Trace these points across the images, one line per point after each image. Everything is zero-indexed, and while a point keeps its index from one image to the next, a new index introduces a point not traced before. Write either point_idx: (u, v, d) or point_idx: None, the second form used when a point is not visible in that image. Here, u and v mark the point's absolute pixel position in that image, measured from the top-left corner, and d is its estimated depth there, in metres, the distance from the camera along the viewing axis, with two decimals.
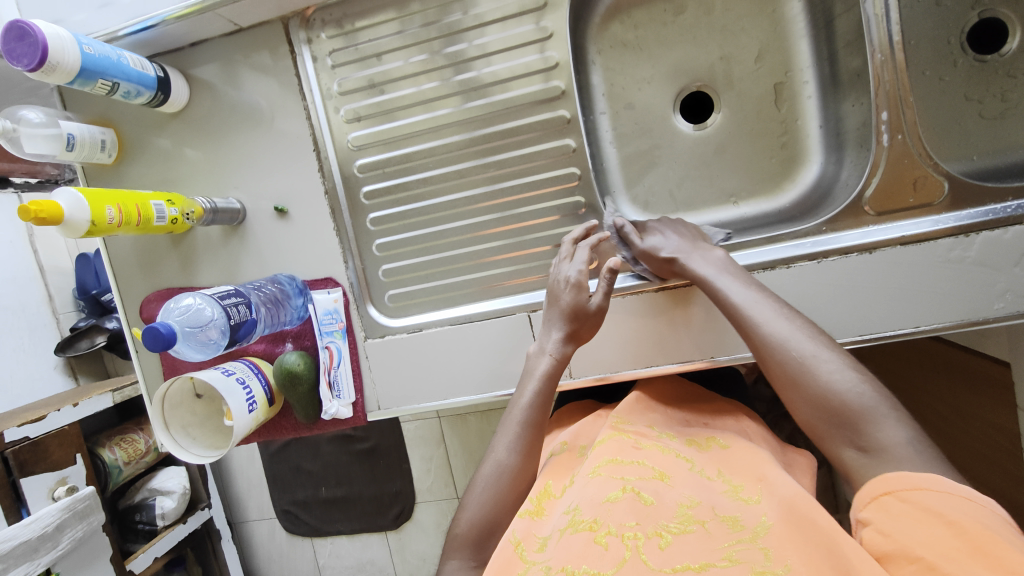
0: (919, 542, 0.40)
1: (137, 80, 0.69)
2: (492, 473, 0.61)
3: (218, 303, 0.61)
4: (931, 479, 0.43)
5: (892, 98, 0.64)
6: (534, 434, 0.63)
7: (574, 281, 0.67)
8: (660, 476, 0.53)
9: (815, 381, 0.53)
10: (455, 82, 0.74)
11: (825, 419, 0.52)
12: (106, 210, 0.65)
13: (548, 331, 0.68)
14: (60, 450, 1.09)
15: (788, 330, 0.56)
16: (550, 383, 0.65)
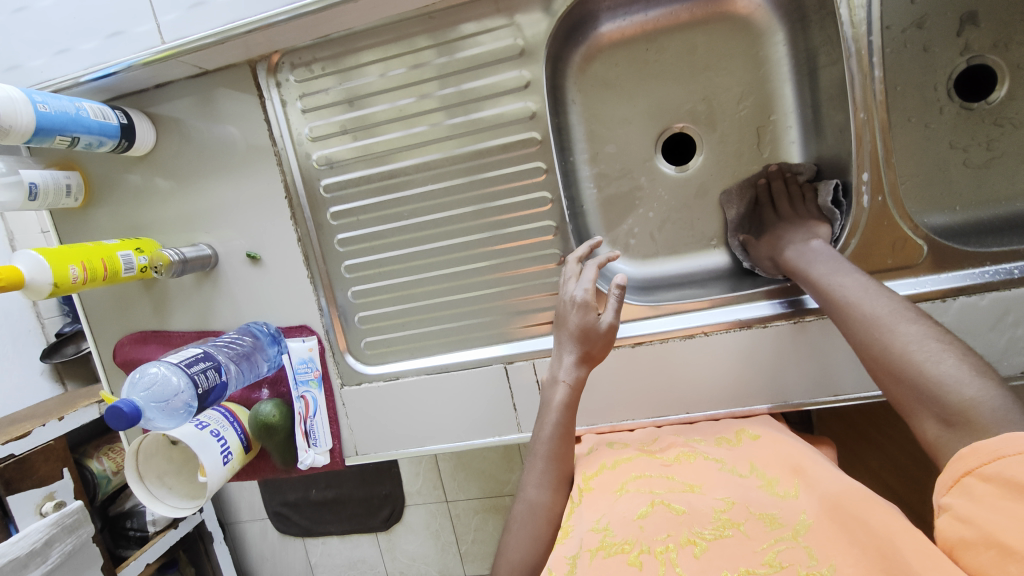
0: (1006, 524, 0.37)
1: (98, 131, 0.66)
2: (525, 512, 0.63)
3: (186, 371, 0.60)
4: (1010, 444, 0.39)
5: (874, 159, 0.63)
6: (560, 466, 0.64)
7: (582, 301, 0.65)
8: (690, 488, 0.58)
9: (906, 354, 0.49)
10: (430, 130, 0.72)
11: (911, 390, 0.48)
12: (70, 270, 0.64)
13: (562, 357, 0.65)
14: (47, 465, 1.01)
15: (880, 305, 0.53)
16: (567, 413, 0.63)
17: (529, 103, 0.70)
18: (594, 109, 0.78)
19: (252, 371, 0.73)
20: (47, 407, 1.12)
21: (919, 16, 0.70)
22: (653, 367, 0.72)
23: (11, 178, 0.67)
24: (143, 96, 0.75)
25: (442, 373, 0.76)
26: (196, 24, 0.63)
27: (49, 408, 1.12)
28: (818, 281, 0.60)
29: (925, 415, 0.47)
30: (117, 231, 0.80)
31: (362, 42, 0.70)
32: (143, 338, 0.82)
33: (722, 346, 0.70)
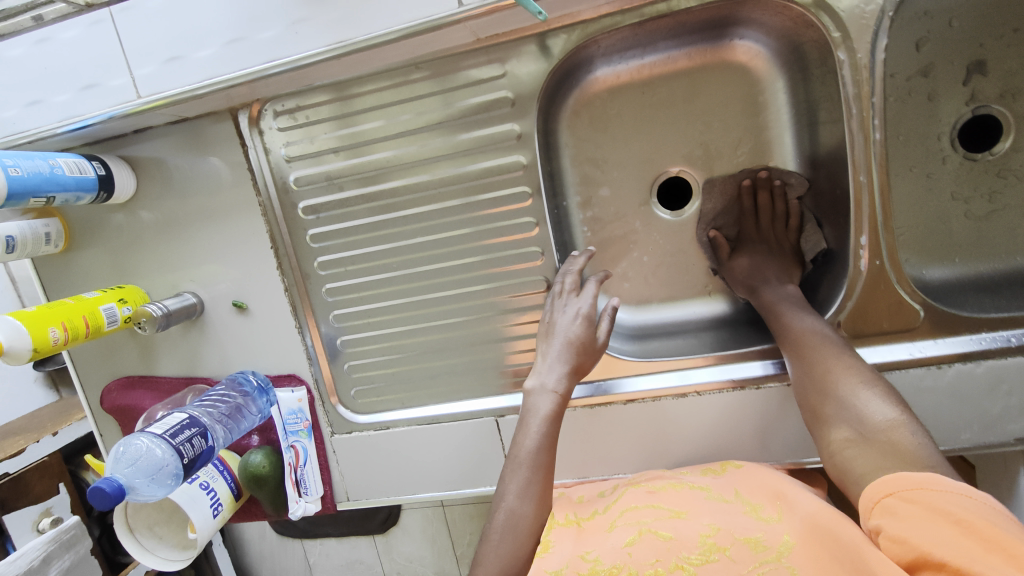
0: (930, 535, 0.39)
1: (75, 187, 0.64)
2: (506, 522, 0.59)
3: (172, 442, 0.59)
4: (932, 478, 0.43)
5: (874, 223, 0.61)
6: (545, 476, 0.61)
7: (581, 314, 0.67)
8: (676, 513, 0.57)
9: (842, 379, 0.55)
10: (419, 181, 0.70)
11: (837, 407, 0.54)
12: (49, 333, 0.63)
13: (549, 365, 0.65)
14: (42, 482, 1.02)
15: (819, 332, 0.60)
16: (553, 423, 0.62)
17: (521, 155, 0.68)
18: (589, 153, 0.76)
19: (241, 426, 0.72)
20: (42, 417, 1.13)
21: (925, 64, 0.67)
22: (644, 424, 0.71)
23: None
24: (123, 141, 0.72)
25: (432, 425, 0.76)
26: (172, 79, 0.60)
27: (43, 419, 1.13)
28: (776, 310, 0.65)
29: (844, 427, 0.53)
30: (102, 275, 0.78)
31: (345, 92, 0.67)
32: (130, 383, 0.80)
33: (713, 405, 0.69)
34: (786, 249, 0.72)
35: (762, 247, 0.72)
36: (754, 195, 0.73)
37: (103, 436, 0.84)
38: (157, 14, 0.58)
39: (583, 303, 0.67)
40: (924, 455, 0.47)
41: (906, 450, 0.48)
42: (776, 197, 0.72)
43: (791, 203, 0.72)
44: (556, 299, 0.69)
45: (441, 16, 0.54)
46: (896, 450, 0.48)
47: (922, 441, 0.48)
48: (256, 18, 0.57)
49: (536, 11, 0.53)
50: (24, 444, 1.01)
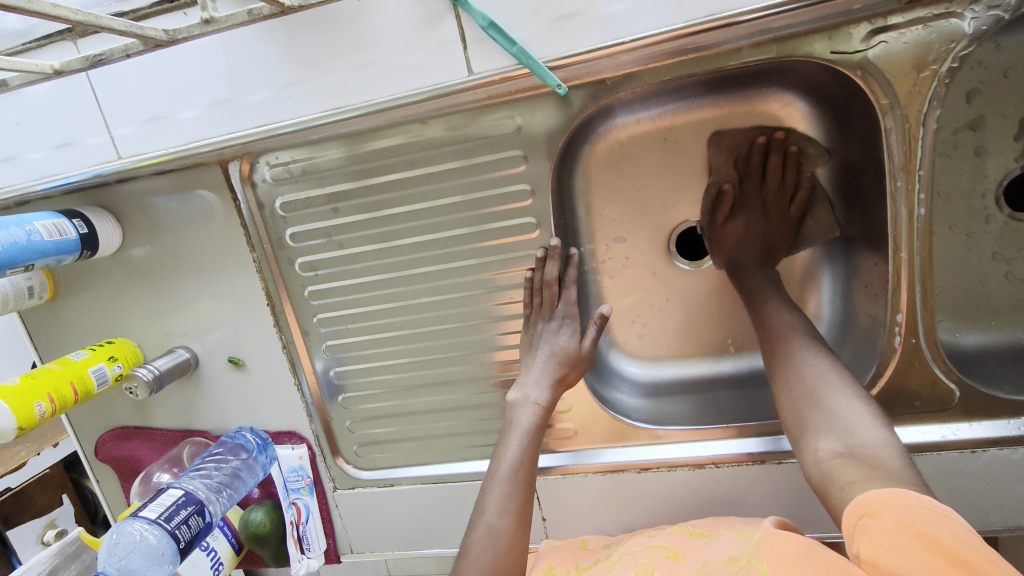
0: (913, 565, 0.37)
1: (55, 251, 0.59)
2: (486, 540, 0.53)
3: (167, 526, 0.57)
4: (900, 494, 0.41)
5: (913, 303, 0.58)
6: (526, 490, 0.56)
7: (566, 323, 0.64)
8: (673, 554, 0.59)
9: (832, 391, 0.51)
10: (423, 242, 0.65)
11: (825, 418, 0.50)
12: (35, 407, 0.59)
13: (533, 376, 0.61)
14: (44, 495, 1.01)
15: (808, 340, 0.56)
16: (537, 437, 0.59)
17: (532, 218, 0.63)
18: (606, 202, 0.70)
19: (242, 490, 0.69)
20: None
21: (974, 117, 0.61)
22: (658, 491, 0.69)
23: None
24: (105, 189, 0.67)
25: (439, 484, 0.74)
26: (154, 141, 0.55)
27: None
28: (760, 294, 0.62)
29: (830, 440, 0.48)
30: (89, 327, 0.74)
31: (342, 147, 0.62)
32: (125, 434, 0.77)
33: (731, 475, 0.66)
34: (782, 223, 0.67)
35: (759, 214, 0.67)
36: (765, 155, 0.65)
37: (99, 483, 0.82)
38: (138, 71, 0.54)
39: (568, 309, 0.64)
40: (902, 476, 0.44)
41: (896, 473, 0.44)
42: (787, 163, 0.65)
43: (800, 173, 0.66)
44: (541, 310, 0.64)
45: (451, 84, 0.49)
46: (886, 472, 0.44)
47: (909, 465, 0.45)
48: (246, 80, 0.52)
49: (554, 84, 0.50)
50: (26, 457, 0.98)
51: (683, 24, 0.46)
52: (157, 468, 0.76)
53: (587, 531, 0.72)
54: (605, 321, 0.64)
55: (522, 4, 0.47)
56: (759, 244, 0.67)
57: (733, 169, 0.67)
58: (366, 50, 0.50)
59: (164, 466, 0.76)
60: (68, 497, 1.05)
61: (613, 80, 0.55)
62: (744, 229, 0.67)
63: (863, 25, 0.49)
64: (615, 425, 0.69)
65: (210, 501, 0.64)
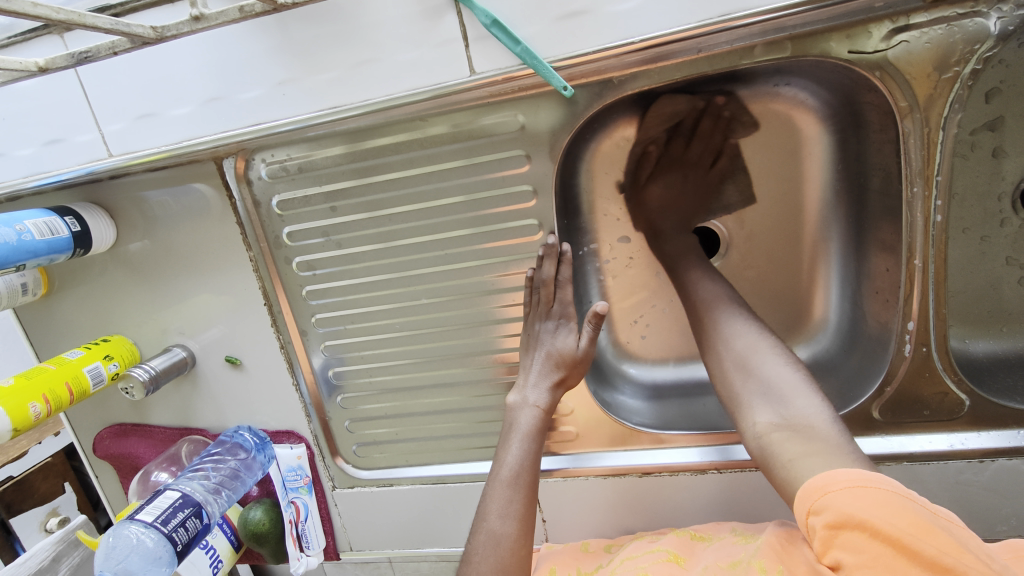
0: (865, 563, 0.37)
1: (47, 250, 0.58)
2: (488, 545, 0.52)
3: (163, 529, 0.56)
4: (832, 479, 0.41)
5: (924, 310, 0.56)
6: (528, 492, 0.55)
7: (561, 323, 0.61)
8: (674, 559, 0.58)
9: (763, 359, 0.50)
10: (423, 242, 0.64)
11: (760, 390, 0.49)
12: (30, 408, 0.59)
13: (533, 379, 0.60)
14: (47, 482, 1.00)
15: (738, 315, 0.54)
16: (538, 441, 0.57)
17: (534, 220, 0.61)
18: (610, 202, 0.68)
19: (242, 489, 0.69)
20: None
21: (993, 117, 0.59)
22: (659, 496, 0.68)
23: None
24: (97, 185, 0.66)
25: (438, 484, 0.73)
26: (145, 139, 0.53)
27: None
28: (683, 265, 0.60)
29: (766, 414, 0.48)
30: (84, 324, 0.73)
31: (343, 144, 0.60)
32: (122, 432, 0.77)
33: (734, 479, 0.66)
34: (700, 187, 0.66)
35: (680, 177, 0.64)
36: (698, 119, 0.62)
37: (99, 479, 0.81)
38: (127, 68, 0.52)
39: (563, 309, 0.61)
40: (839, 445, 0.44)
41: (831, 440, 0.44)
42: (717, 128, 0.63)
43: (727, 139, 0.64)
44: (537, 310, 0.62)
45: (452, 84, 0.48)
46: (823, 443, 0.44)
47: (840, 428, 0.46)
48: (239, 77, 0.50)
49: (560, 85, 0.47)
50: (26, 446, 0.99)
51: (694, 24, 0.44)
52: (157, 467, 0.75)
53: (587, 532, 0.72)
54: (600, 318, 0.59)
55: (526, 1, 0.45)
56: (679, 211, 0.64)
57: (662, 132, 0.63)
58: (364, 46, 0.48)
59: (163, 465, 0.75)
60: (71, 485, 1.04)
61: (619, 78, 0.53)
62: (663, 198, 0.64)
63: (882, 24, 0.47)
64: (616, 429, 0.68)
65: (207, 503, 0.63)
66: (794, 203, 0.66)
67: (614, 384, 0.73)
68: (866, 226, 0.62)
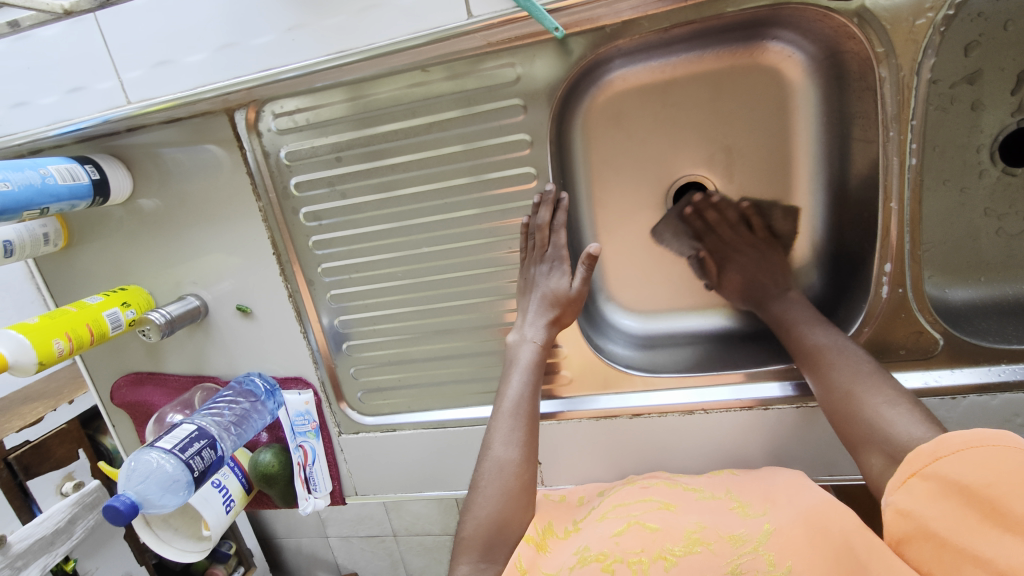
0: (943, 521, 0.37)
1: (69, 195, 0.61)
2: (493, 471, 0.56)
3: (181, 456, 0.60)
4: (944, 444, 0.40)
5: (901, 252, 0.59)
6: (529, 422, 0.58)
7: (555, 266, 0.64)
8: (665, 506, 0.59)
9: (866, 400, 0.51)
10: (425, 191, 0.67)
11: (865, 426, 0.50)
12: (54, 345, 0.62)
13: (531, 318, 0.64)
14: (63, 447, 1.01)
15: (846, 361, 0.55)
16: (536, 373, 0.61)
17: (531, 168, 0.64)
18: (605, 154, 0.71)
19: (251, 432, 0.73)
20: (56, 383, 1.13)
21: (972, 70, 0.61)
22: (649, 438, 0.71)
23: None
24: (114, 138, 0.69)
25: (440, 429, 0.77)
26: (162, 86, 0.57)
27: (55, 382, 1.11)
28: (789, 323, 0.63)
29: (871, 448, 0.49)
30: (102, 275, 0.77)
31: (345, 96, 0.63)
32: (138, 380, 0.80)
33: (721, 420, 0.69)
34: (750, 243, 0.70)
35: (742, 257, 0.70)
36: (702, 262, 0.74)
37: (116, 427, 0.86)
38: (146, 16, 0.55)
39: (557, 252, 0.64)
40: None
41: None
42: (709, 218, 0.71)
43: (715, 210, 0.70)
44: (532, 255, 0.65)
45: (451, 27, 0.50)
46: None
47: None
48: (252, 24, 0.53)
49: (552, 26, 0.50)
50: (42, 413, 0.99)
51: None
52: (172, 409, 0.79)
53: (581, 475, 0.75)
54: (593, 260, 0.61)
55: None
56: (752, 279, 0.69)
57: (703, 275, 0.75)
58: None
59: (177, 408, 0.79)
60: (84, 451, 1.05)
61: (612, 28, 0.56)
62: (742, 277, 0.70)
63: None
64: (607, 373, 0.71)
65: (220, 438, 0.66)
66: (782, 156, 0.68)
67: (605, 333, 0.77)
68: (850, 174, 0.65)
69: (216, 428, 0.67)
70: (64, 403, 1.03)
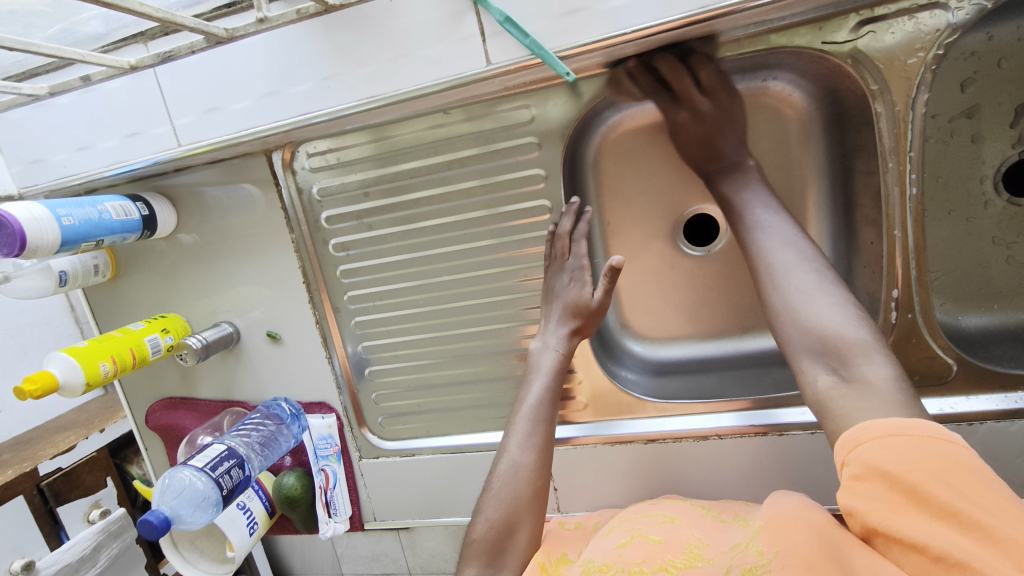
0: (881, 510, 0.38)
1: (121, 228, 0.67)
2: (508, 474, 0.57)
3: (212, 473, 0.63)
4: (864, 431, 0.41)
5: (907, 279, 0.61)
6: (546, 428, 0.59)
7: (577, 276, 0.65)
8: (671, 519, 0.60)
9: (821, 306, 0.49)
10: (445, 223, 0.71)
11: (818, 351, 0.48)
12: (100, 366, 0.66)
13: (552, 326, 0.66)
14: (92, 475, 1.03)
15: (785, 256, 0.53)
16: (557, 379, 0.63)
17: (546, 200, 0.68)
18: (615, 188, 0.75)
19: (274, 455, 0.75)
20: (90, 410, 1.17)
21: (970, 105, 0.63)
22: (664, 462, 0.72)
23: (38, 265, 0.67)
24: (163, 178, 0.75)
25: (457, 454, 0.79)
26: (210, 130, 0.63)
27: (90, 413, 1.15)
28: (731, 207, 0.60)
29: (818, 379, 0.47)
30: (143, 303, 0.82)
31: (370, 137, 0.68)
32: (172, 404, 0.84)
33: (738, 446, 0.69)
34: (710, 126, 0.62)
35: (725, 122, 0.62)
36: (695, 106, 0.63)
37: (148, 450, 0.89)
38: (199, 68, 0.61)
39: (577, 262, 0.66)
40: (898, 404, 0.42)
41: (891, 399, 0.43)
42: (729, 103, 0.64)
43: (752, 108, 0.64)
44: (553, 264, 0.67)
45: (471, 73, 0.55)
46: (882, 400, 0.43)
47: (904, 385, 0.44)
48: (292, 74, 0.59)
49: (564, 71, 0.55)
50: (75, 441, 1.04)
51: (682, 14, 0.50)
52: (202, 431, 0.82)
53: (596, 501, 0.76)
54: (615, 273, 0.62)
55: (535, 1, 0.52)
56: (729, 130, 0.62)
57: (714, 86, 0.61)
58: (396, 45, 0.56)
59: (208, 430, 0.82)
60: (112, 480, 1.07)
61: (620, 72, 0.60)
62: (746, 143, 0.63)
63: (853, 15, 0.54)
64: (621, 398, 0.73)
65: (247, 457, 0.69)
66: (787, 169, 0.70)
67: (619, 360, 0.79)
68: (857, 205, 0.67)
69: (243, 448, 0.70)
70: (96, 431, 1.08)
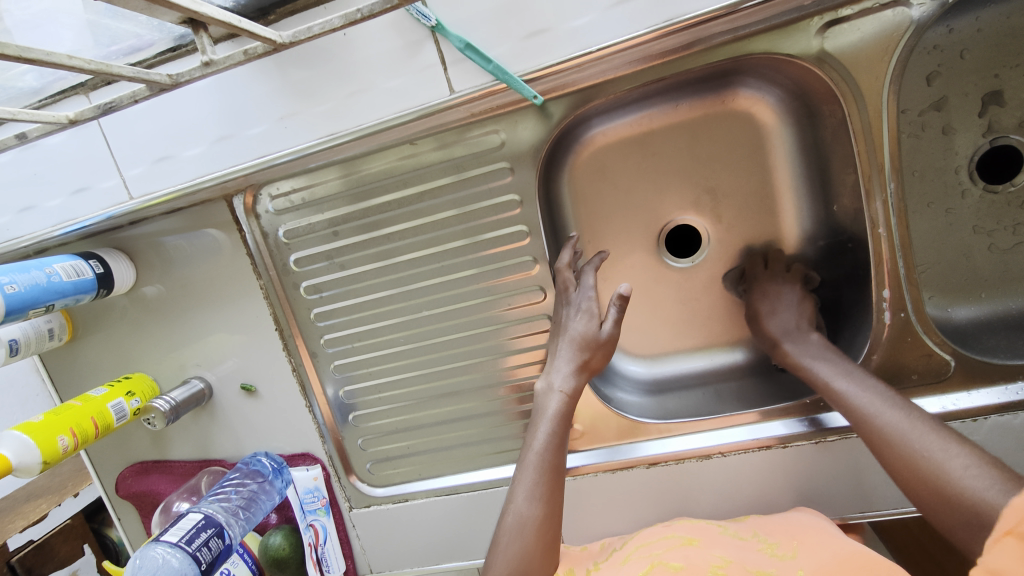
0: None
1: (73, 290, 0.62)
2: (515, 528, 0.53)
3: (188, 548, 0.59)
4: None
5: (898, 279, 0.61)
6: (554, 476, 0.56)
7: (584, 309, 0.61)
8: (688, 541, 0.60)
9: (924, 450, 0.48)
10: (422, 256, 0.68)
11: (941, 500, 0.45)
12: (59, 441, 0.61)
13: (558, 365, 0.61)
14: (67, 544, 0.98)
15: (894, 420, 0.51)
16: (564, 424, 0.58)
17: (523, 225, 0.66)
18: (592, 207, 0.73)
19: (261, 513, 0.69)
20: None
21: (938, 98, 0.63)
22: (670, 486, 0.69)
23: None
24: (119, 232, 0.71)
25: (453, 495, 0.75)
26: (162, 181, 0.59)
27: None
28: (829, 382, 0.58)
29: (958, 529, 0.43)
30: (105, 365, 0.77)
31: (339, 173, 0.65)
32: (144, 469, 0.79)
33: (741, 464, 0.67)
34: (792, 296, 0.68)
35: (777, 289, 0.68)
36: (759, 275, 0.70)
37: (121, 520, 0.83)
38: (147, 116, 0.58)
39: (584, 296, 0.62)
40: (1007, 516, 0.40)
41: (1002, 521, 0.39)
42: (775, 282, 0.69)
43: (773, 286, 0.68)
44: (559, 298, 0.65)
45: (436, 103, 0.53)
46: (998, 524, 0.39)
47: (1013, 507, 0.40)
48: (244, 116, 0.56)
49: (531, 95, 0.53)
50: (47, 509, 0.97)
51: (646, 29, 0.48)
52: (178, 497, 0.77)
53: (603, 530, 0.72)
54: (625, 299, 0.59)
55: (495, 26, 0.51)
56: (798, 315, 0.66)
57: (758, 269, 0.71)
58: (356, 79, 0.54)
59: (184, 495, 0.77)
60: (90, 545, 1.02)
61: (589, 90, 0.59)
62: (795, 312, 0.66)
63: (815, 18, 0.54)
64: (620, 423, 0.70)
65: (226, 526, 0.64)
66: (761, 175, 0.69)
67: (613, 381, 0.76)
68: (849, 209, 0.64)
69: (222, 515, 0.65)
70: (70, 496, 1.01)
